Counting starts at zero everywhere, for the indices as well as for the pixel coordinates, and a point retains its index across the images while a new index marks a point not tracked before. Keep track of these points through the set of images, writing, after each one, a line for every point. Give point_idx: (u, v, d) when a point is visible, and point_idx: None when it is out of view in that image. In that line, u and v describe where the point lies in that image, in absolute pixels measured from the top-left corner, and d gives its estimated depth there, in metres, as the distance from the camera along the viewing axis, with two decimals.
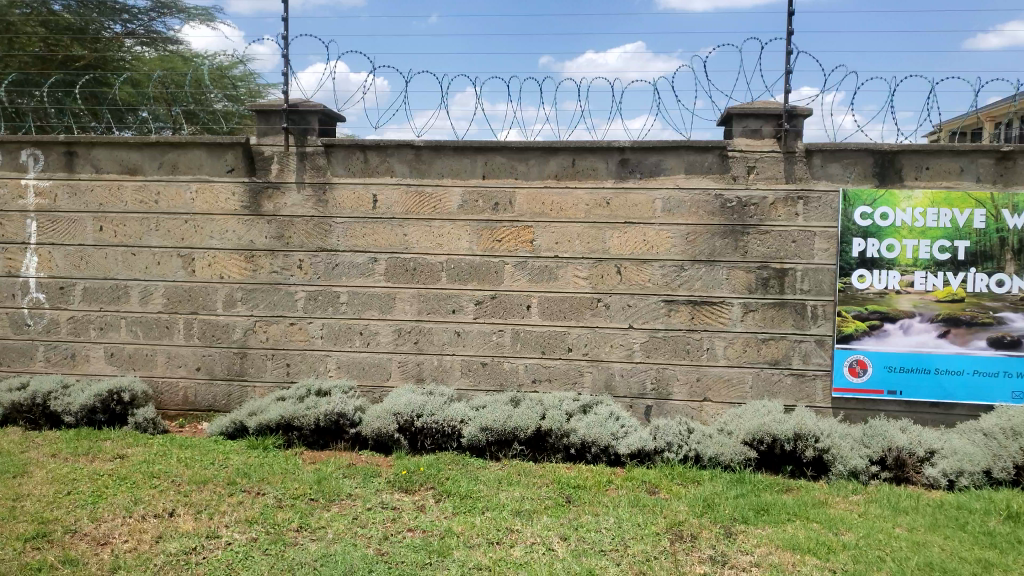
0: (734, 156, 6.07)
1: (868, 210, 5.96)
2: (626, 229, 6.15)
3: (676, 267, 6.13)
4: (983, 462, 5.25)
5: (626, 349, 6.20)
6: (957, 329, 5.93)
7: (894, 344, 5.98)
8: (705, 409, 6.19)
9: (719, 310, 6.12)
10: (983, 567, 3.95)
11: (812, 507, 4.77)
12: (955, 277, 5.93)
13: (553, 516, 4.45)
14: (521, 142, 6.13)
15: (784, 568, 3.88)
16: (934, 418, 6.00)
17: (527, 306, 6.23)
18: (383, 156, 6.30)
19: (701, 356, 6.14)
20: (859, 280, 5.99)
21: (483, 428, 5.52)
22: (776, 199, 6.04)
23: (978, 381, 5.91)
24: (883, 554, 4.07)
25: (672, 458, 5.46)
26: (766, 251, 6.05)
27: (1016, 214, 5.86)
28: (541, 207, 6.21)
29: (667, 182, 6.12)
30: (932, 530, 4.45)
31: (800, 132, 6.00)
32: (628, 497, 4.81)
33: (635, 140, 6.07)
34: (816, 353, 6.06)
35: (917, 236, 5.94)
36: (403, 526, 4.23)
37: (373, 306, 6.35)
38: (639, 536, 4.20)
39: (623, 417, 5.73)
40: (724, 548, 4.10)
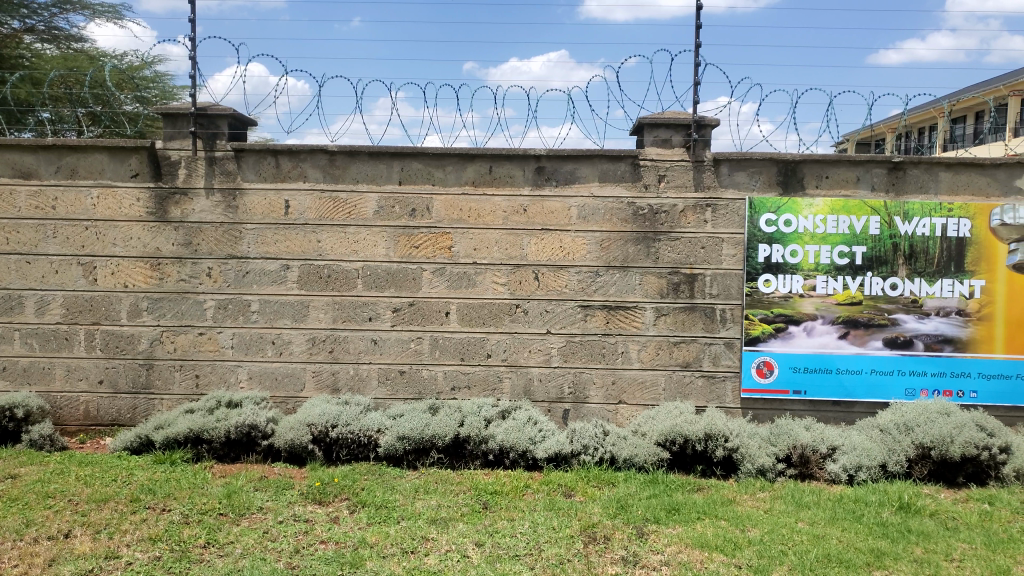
0: (646, 164, 6.22)
1: (773, 217, 6.21)
2: (543, 236, 6.23)
3: (592, 273, 6.23)
4: (879, 457, 5.54)
5: (544, 354, 6.26)
6: (855, 331, 6.23)
7: (798, 345, 6.24)
8: (621, 411, 6.31)
9: (633, 315, 6.26)
10: (876, 557, 4.17)
11: (721, 505, 4.92)
12: (854, 281, 6.23)
13: (468, 522, 4.46)
14: (438, 148, 6.14)
15: (692, 566, 4.00)
16: (836, 416, 6.28)
17: (445, 312, 6.22)
18: (296, 161, 6.19)
19: (616, 359, 6.27)
20: (765, 285, 6.23)
21: (400, 436, 5.47)
22: (686, 207, 6.22)
23: (875, 380, 6.23)
24: (785, 548, 4.23)
25: (588, 460, 5.55)
26: (676, 257, 6.23)
27: (907, 220, 6.21)
28: (459, 214, 6.22)
29: (582, 189, 6.23)
30: (832, 523, 4.66)
31: (708, 142, 6.21)
32: (544, 501, 4.86)
33: (550, 148, 6.16)
34: (726, 356, 6.26)
35: (819, 242, 6.22)
36: (315, 538, 4.16)
37: (285, 314, 6.23)
38: (553, 540, 4.25)
39: (540, 421, 5.77)
40: (636, 548, 4.19)
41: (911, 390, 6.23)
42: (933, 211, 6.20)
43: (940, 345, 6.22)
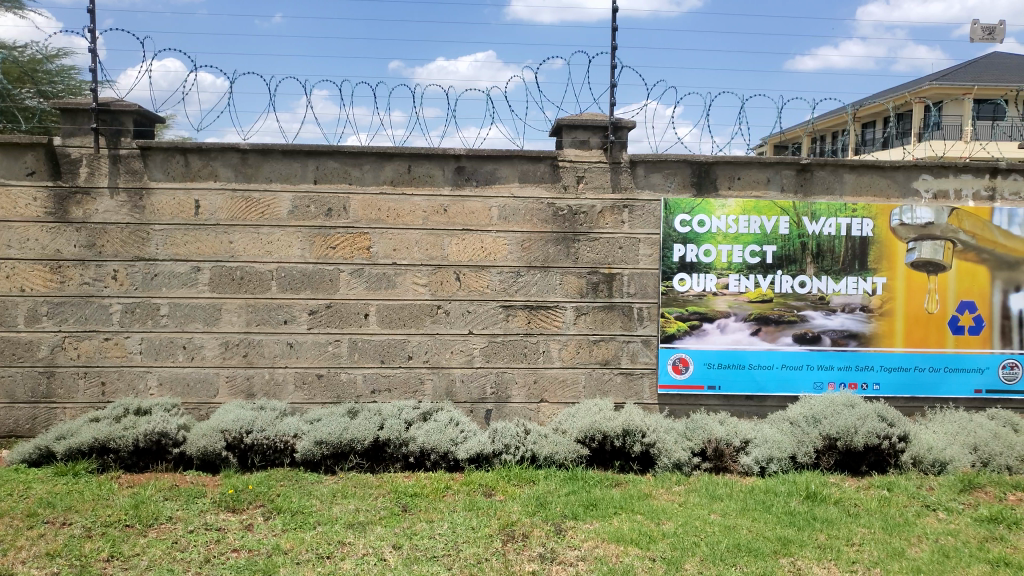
0: (564, 165, 6.30)
1: (687, 218, 6.37)
2: (464, 237, 6.23)
3: (513, 273, 6.27)
4: (789, 449, 5.75)
5: (466, 355, 6.26)
6: (766, 327, 6.45)
7: (712, 342, 6.42)
8: (542, 410, 6.36)
9: (554, 314, 6.32)
10: (782, 545, 4.33)
11: (637, 499, 5.02)
12: (765, 279, 6.44)
13: (386, 525, 4.42)
14: (354, 147, 6.06)
15: (608, 560, 4.06)
16: (748, 410, 6.49)
17: (364, 314, 6.15)
18: (206, 159, 6.03)
19: (537, 358, 6.32)
20: (680, 284, 6.38)
21: (318, 441, 5.38)
22: (604, 207, 6.33)
23: (786, 374, 6.46)
24: (697, 539, 4.35)
25: (509, 459, 5.57)
26: (595, 257, 6.33)
27: (814, 220, 6.47)
28: (377, 214, 6.16)
29: (503, 190, 6.25)
30: (742, 513, 4.82)
31: (624, 144, 6.33)
32: (464, 501, 4.86)
33: (470, 148, 6.16)
34: (643, 353, 6.40)
35: (731, 242, 6.41)
36: (227, 547, 4.06)
37: (197, 318, 6.05)
38: (472, 540, 4.25)
39: (462, 422, 5.77)
40: (553, 545, 4.24)
41: (819, 383, 6.49)
42: (838, 211, 6.48)
43: (845, 340, 6.50)
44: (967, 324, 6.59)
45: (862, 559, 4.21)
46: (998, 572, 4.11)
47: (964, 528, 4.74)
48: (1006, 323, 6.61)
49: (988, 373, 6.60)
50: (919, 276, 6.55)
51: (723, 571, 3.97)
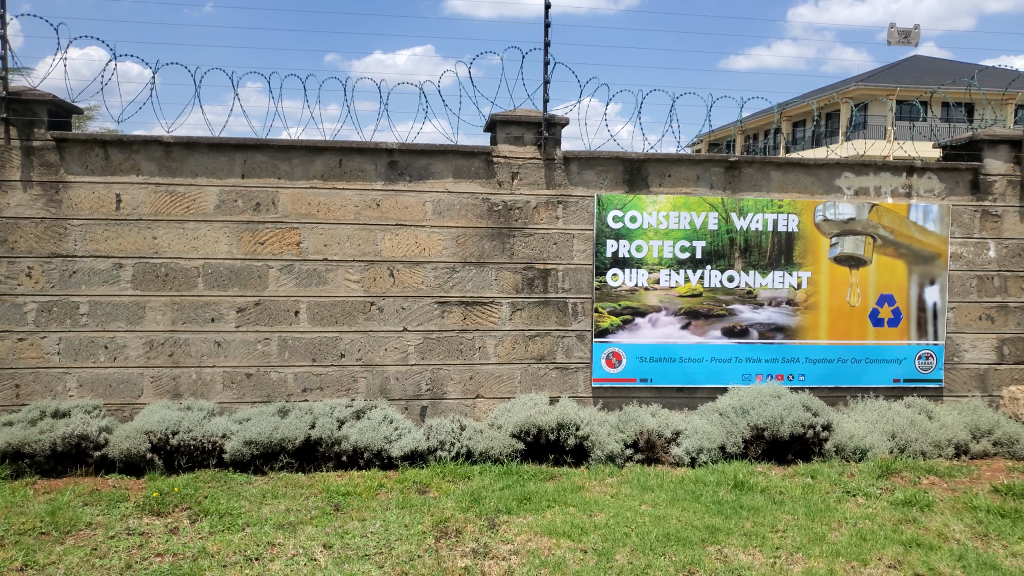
0: (498, 161, 6.31)
1: (620, 214, 6.46)
2: (397, 232, 6.17)
3: (448, 269, 6.25)
4: (719, 439, 5.89)
5: (400, 352, 6.22)
6: (696, 321, 6.59)
7: (644, 336, 6.52)
8: (478, 405, 6.36)
9: (489, 310, 6.33)
10: (710, 533, 4.44)
11: (571, 492, 5.08)
12: (695, 274, 6.58)
13: (317, 525, 4.36)
14: (283, 140, 5.95)
15: (540, 553, 4.10)
16: (679, 402, 6.64)
17: (295, 311, 6.04)
18: (127, 152, 5.83)
19: (473, 354, 6.31)
20: (613, 279, 6.47)
21: (247, 441, 5.26)
22: (538, 203, 6.36)
23: (715, 366, 6.63)
24: (628, 530, 4.43)
25: (444, 456, 5.54)
26: (530, 253, 6.36)
27: (742, 217, 6.63)
28: (308, 209, 6.06)
29: (437, 185, 6.22)
30: (672, 503, 4.92)
31: (558, 140, 6.37)
32: (397, 498, 4.83)
33: (403, 142, 6.11)
34: (578, 347, 6.46)
35: (662, 237, 6.52)
36: (150, 551, 3.94)
37: (119, 317, 5.85)
38: (405, 537, 4.23)
39: (396, 419, 5.72)
40: (487, 540, 4.25)
41: (747, 375, 6.67)
42: (765, 208, 6.67)
43: (772, 333, 6.70)
44: (886, 316, 6.86)
45: (785, 544, 4.35)
46: (911, 552, 4.30)
47: (881, 512, 4.94)
48: (923, 315, 6.90)
49: (905, 363, 6.89)
50: (841, 271, 6.79)
51: (652, 560, 4.04)
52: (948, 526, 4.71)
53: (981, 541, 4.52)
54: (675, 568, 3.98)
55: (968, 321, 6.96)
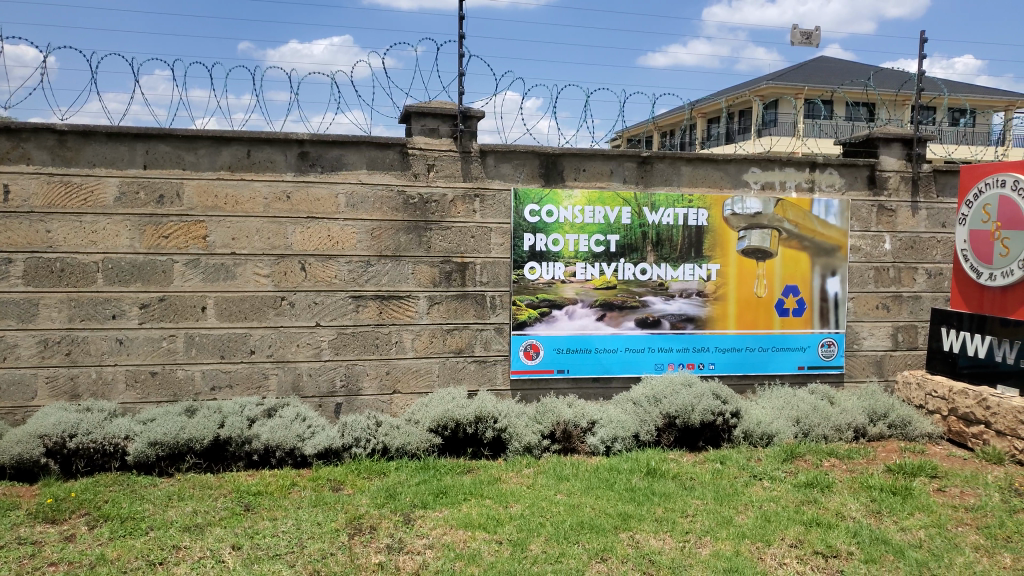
0: (413, 153, 6.25)
1: (536, 208, 6.50)
2: (309, 225, 6.04)
3: (362, 263, 6.16)
4: (632, 428, 6.01)
5: (314, 348, 6.10)
6: (611, 313, 6.71)
7: (561, 328, 6.59)
8: (395, 401, 6.31)
9: (405, 304, 6.27)
10: (622, 520, 4.53)
11: (487, 484, 5.10)
12: (609, 267, 6.69)
13: (226, 526, 4.24)
14: (188, 130, 5.74)
15: (455, 546, 4.10)
16: (595, 392, 6.75)
17: (202, 307, 5.85)
18: (17, 141, 5.51)
19: (389, 349, 6.25)
20: (530, 272, 6.51)
21: (152, 442, 5.06)
22: (455, 196, 6.34)
23: (629, 357, 6.77)
24: (543, 520, 4.48)
25: (360, 453, 5.48)
26: (447, 246, 6.34)
27: (654, 211, 6.78)
28: (215, 201, 5.86)
29: (350, 176, 6.12)
30: (587, 492, 5.00)
31: (474, 133, 6.36)
32: (311, 497, 4.75)
33: (314, 133, 5.98)
34: (496, 340, 6.49)
35: (577, 231, 6.60)
36: (43, 561, 3.75)
37: (9, 314, 5.54)
38: (317, 535, 4.16)
39: (309, 417, 5.62)
40: (401, 535, 4.22)
41: (660, 365, 6.85)
42: (676, 202, 6.83)
43: (683, 323, 6.88)
44: (791, 307, 7.14)
45: (694, 528, 4.49)
46: (810, 531, 4.51)
47: (785, 494, 5.16)
48: (825, 305, 7.22)
49: (809, 351, 7.20)
50: (749, 263, 7.03)
51: (566, 549, 4.10)
52: (845, 505, 4.95)
53: (875, 518, 4.77)
54: (588, 556, 4.04)
55: (866, 310, 7.32)
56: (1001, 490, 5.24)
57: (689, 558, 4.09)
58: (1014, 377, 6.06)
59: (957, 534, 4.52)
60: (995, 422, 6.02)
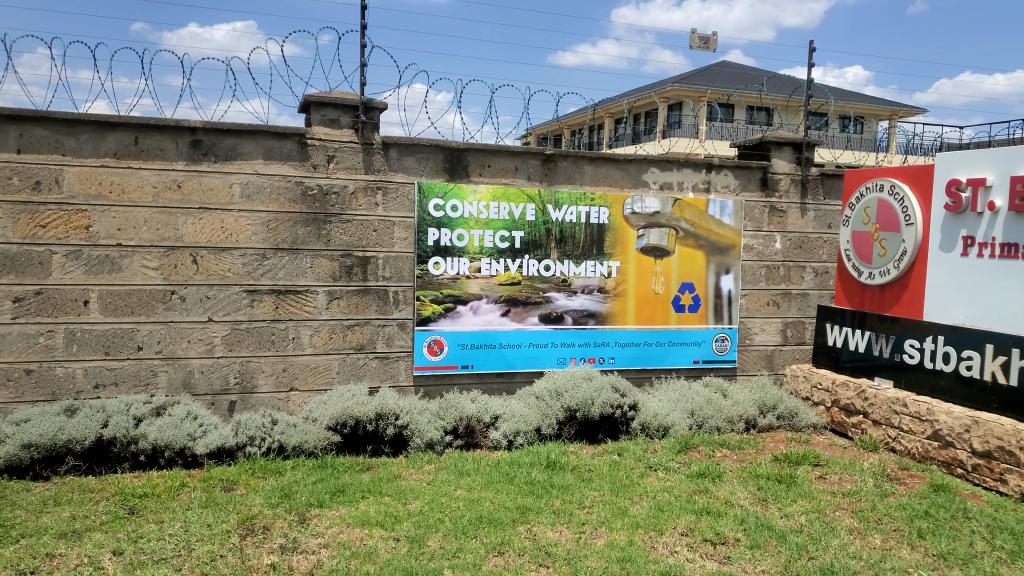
0: (312, 144, 6.12)
1: (440, 202, 6.47)
2: (201, 216, 5.82)
3: (258, 255, 5.98)
4: (535, 423, 6.08)
5: (206, 344, 5.88)
6: (515, 308, 6.75)
7: (465, 324, 6.59)
8: (292, 398, 6.16)
9: (304, 299, 6.13)
10: (521, 513, 4.58)
11: (386, 481, 5.04)
12: (514, 262, 6.73)
13: (107, 531, 4.04)
14: (68, 113, 5.42)
15: (350, 545, 4.04)
16: (499, 387, 6.80)
17: (83, 301, 5.54)
18: None
19: (286, 345, 6.10)
20: (434, 267, 6.47)
21: (26, 444, 4.77)
22: (356, 189, 6.24)
23: (533, 352, 6.84)
24: (442, 515, 4.47)
25: (254, 452, 5.32)
26: (347, 240, 6.23)
27: (558, 208, 6.87)
28: (98, 189, 5.56)
29: (245, 166, 5.93)
30: (487, 486, 5.02)
31: (376, 125, 6.27)
32: (201, 498, 4.58)
33: (208, 121, 5.76)
34: (399, 336, 6.43)
35: (482, 227, 6.61)
36: None
37: None
38: (205, 537, 4.02)
39: (201, 416, 5.42)
40: (296, 535, 4.13)
41: (563, 359, 6.95)
42: (579, 200, 6.94)
43: (585, 319, 7.01)
44: (687, 303, 7.38)
45: (591, 519, 4.58)
46: (701, 520, 4.68)
47: (678, 484, 5.33)
48: (719, 301, 7.49)
49: (704, 345, 7.46)
50: (648, 260, 7.21)
51: (464, 544, 4.11)
52: (734, 494, 5.16)
53: (761, 505, 5.00)
54: (485, 550, 4.06)
55: (758, 306, 7.64)
56: (875, 476, 5.59)
57: (584, 549, 4.17)
58: (889, 370, 6.46)
59: (835, 518, 4.78)
60: (872, 412, 6.41)
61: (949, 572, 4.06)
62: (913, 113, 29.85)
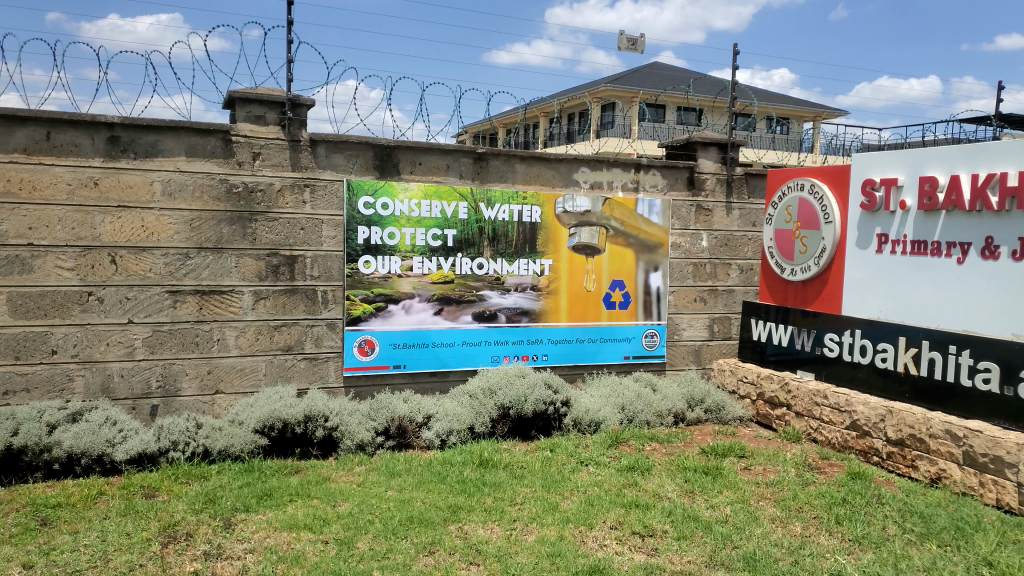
0: (237, 140, 5.98)
1: (370, 200, 6.40)
2: (119, 214, 5.62)
3: (180, 255, 5.82)
4: (468, 421, 6.08)
5: (126, 346, 5.69)
6: (448, 307, 6.74)
7: (397, 323, 6.55)
8: (217, 401, 6.01)
9: (229, 299, 5.99)
10: (452, 512, 4.58)
11: (315, 484, 4.97)
12: (446, 261, 6.71)
13: (17, 544, 3.88)
14: None
15: (277, 549, 3.97)
16: (432, 386, 6.78)
17: None
18: None
19: (211, 347, 5.95)
20: (365, 266, 6.41)
21: None
22: (283, 186, 6.13)
23: (466, 351, 6.84)
24: (372, 516, 4.44)
25: (178, 457, 5.17)
26: (274, 239, 6.12)
27: (490, 207, 6.89)
28: (7, 186, 5.31)
29: (167, 163, 5.76)
30: (418, 486, 5.00)
31: (303, 122, 6.17)
32: (120, 506, 4.43)
33: (126, 116, 5.57)
34: (328, 336, 6.34)
35: (414, 225, 6.57)
36: None
37: None
38: (124, 547, 3.89)
39: (120, 421, 5.25)
40: (220, 540, 4.03)
41: (496, 357, 6.98)
42: (511, 199, 6.97)
43: (518, 317, 7.05)
44: (618, 300, 7.49)
45: (522, 516, 4.61)
46: (630, 513, 4.76)
47: (608, 478, 5.42)
48: (648, 298, 7.64)
49: (634, 341, 7.60)
50: (579, 258, 7.29)
51: (394, 544, 4.09)
52: (662, 486, 5.27)
53: (688, 497, 5.12)
54: (415, 550, 4.05)
55: (685, 303, 7.82)
56: (797, 466, 5.78)
57: (514, 545, 4.19)
58: (811, 363, 6.70)
59: (758, 508, 4.94)
60: (795, 404, 6.64)
61: (863, 555, 4.24)
62: (834, 117, 30.92)
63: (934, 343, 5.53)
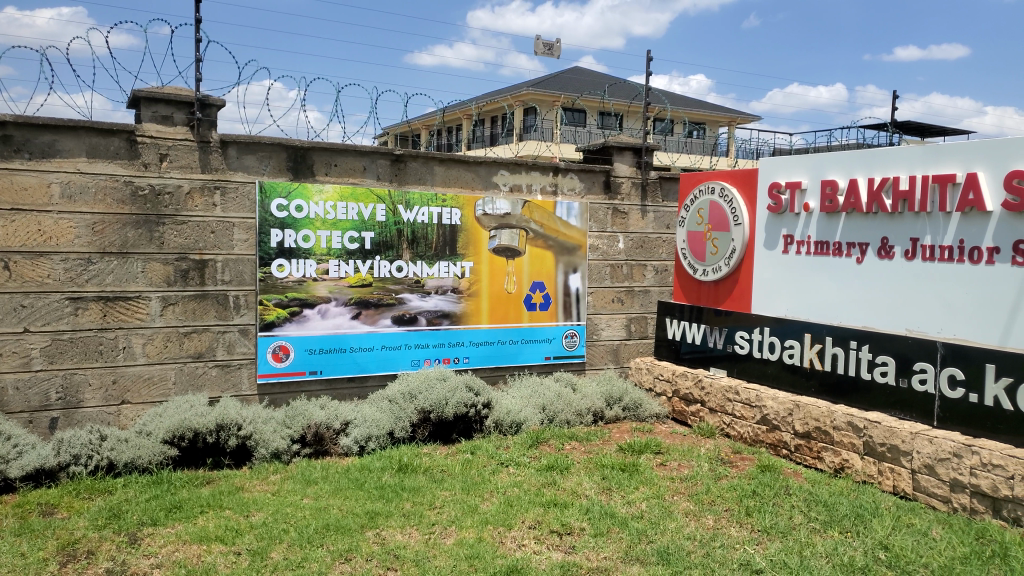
0: (142, 141, 5.76)
1: (284, 202, 6.28)
2: (13, 218, 5.34)
3: (82, 260, 5.57)
4: (387, 426, 6.02)
5: (22, 357, 5.41)
6: (366, 311, 6.67)
7: (313, 328, 6.44)
8: (123, 412, 5.78)
9: (135, 306, 5.77)
10: (369, 518, 4.53)
11: (227, 494, 4.84)
12: (364, 264, 6.64)
13: None
14: None
15: (186, 563, 3.85)
16: (350, 391, 6.69)
17: None
18: None
19: (116, 356, 5.72)
20: (279, 270, 6.27)
21: None
22: (192, 188, 5.94)
23: (385, 355, 6.78)
24: (287, 526, 4.35)
25: (79, 471, 4.96)
26: (182, 243, 5.93)
27: (409, 209, 6.85)
28: None
29: (65, 164, 5.50)
30: (335, 494, 4.93)
31: (213, 123, 6.00)
32: (14, 525, 4.21)
33: (19, 115, 5.30)
34: (241, 343, 6.18)
35: (329, 228, 6.48)
36: None
37: None
38: (18, 568, 3.70)
39: (15, 435, 4.99)
40: (124, 557, 3.88)
41: (417, 361, 6.95)
42: (430, 201, 6.95)
43: (438, 319, 7.03)
44: (538, 302, 7.57)
45: (441, 519, 4.60)
46: (548, 512, 4.82)
47: (528, 478, 5.46)
48: (568, 299, 7.74)
49: (553, 342, 7.69)
50: (499, 261, 7.33)
51: (309, 553, 4.02)
52: (581, 484, 5.35)
53: (606, 494, 5.22)
54: (331, 558, 3.99)
55: (603, 303, 7.96)
56: (710, 460, 5.97)
57: (432, 549, 4.19)
58: (723, 360, 6.92)
59: (672, 503, 5.07)
60: (708, 401, 6.84)
61: (771, 544, 4.41)
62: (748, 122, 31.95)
63: (837, 339, 5.81)
